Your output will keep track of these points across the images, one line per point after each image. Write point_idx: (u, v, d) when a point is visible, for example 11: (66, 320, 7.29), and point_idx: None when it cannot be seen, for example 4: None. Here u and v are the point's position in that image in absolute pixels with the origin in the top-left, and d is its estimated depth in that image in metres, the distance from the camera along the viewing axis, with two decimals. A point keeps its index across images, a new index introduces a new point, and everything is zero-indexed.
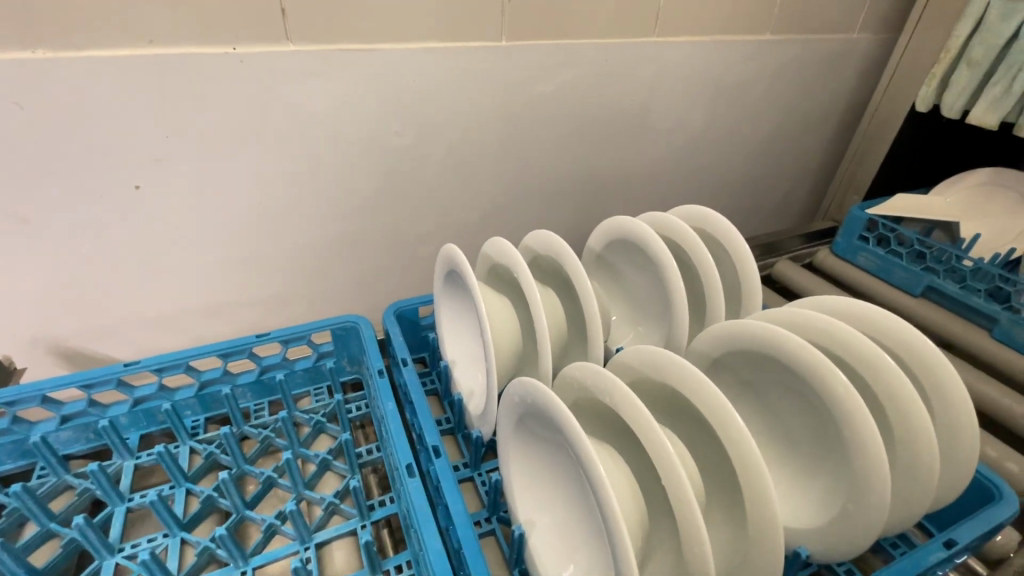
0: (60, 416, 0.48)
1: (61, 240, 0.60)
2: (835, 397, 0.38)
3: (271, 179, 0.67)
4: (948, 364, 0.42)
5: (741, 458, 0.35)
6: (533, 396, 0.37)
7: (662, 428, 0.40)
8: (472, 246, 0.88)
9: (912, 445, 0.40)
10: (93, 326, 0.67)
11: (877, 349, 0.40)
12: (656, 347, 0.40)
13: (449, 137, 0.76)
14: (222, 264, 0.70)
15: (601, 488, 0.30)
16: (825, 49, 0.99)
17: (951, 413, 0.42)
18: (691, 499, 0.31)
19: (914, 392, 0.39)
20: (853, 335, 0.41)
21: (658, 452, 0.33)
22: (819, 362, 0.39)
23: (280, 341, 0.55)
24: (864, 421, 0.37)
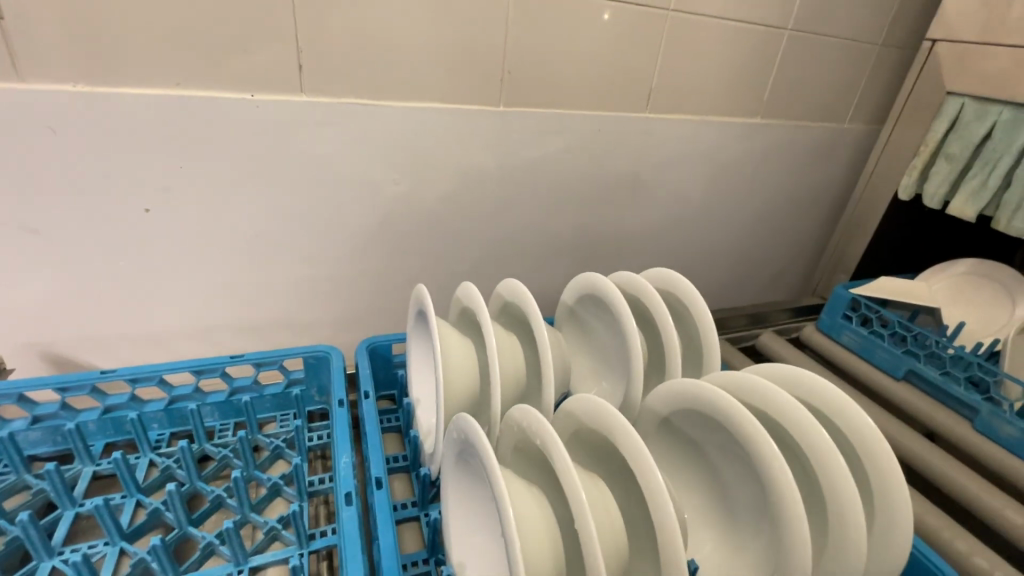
0: (32, 416, 0.50)
1: (69, 252, 0.64)
2: (765, 464, 0.39)
3: (273, 213, 0.72)
4: (886, 444, 0.42)
5: (659, 517, 0.35)
6: (468, 433, 0.38)
7: (597, 478, 0.41)
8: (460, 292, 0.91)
9: (843, 522, 0.39)
10: (87, 336, 0.71)
11: (813, 420, 0.41)
12: (597, 398, 0.41)
13: (446, 189, 0.81)
14: (217, 287, 0.74)
15: (506, 527, 0.31)
16: (813, 136, 1.04)
17: (888, 493, 0.42)
18: (596, 550, 0.32)
19: (845, 466, 0.39)
20: (791, 404, 0.42)
21: (572, 497, 0.34)
22: (750, 427, 0.40)
23: (253, 364, 0.58)
24: (788, 490, 0.37)
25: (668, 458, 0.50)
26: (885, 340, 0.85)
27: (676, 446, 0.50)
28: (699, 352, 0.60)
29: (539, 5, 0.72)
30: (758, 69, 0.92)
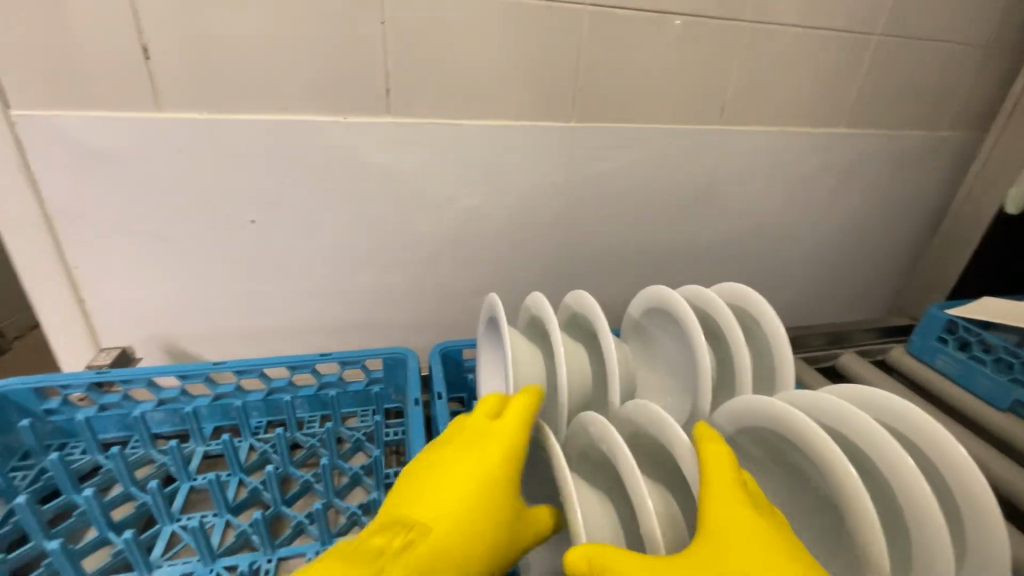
0: (158, 399, 0.58)
1: (189, 257, 0.74)
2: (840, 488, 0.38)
3: (358, 224, 0.78)
4: (981, 474, 0.39)
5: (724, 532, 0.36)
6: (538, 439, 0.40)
7: (660, 484, 0.42)
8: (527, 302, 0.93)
9: (928, 554, 0.37)
10: (198, 331, 0.80)
11: (896, 444, 0.39)
12: (657, 407, 0.42)
13: (516, 202, 0.84)
14: (307, 291, 0.81)
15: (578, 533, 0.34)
16: (904, 146, 0.98)
17: (983, 527, 0.39)
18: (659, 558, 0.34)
19: (928, 492, 0.37)
20: (870, 426, 0.40)
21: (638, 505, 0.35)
22: (824, 448, 0.39)
23: (339, 362, 0.63)
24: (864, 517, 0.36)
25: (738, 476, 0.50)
26: (987, 367, 0.78)
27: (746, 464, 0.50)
28: (772, 369, 0.58)
29: (612, 24, 0.74)
30: (841, 78, 0.88)
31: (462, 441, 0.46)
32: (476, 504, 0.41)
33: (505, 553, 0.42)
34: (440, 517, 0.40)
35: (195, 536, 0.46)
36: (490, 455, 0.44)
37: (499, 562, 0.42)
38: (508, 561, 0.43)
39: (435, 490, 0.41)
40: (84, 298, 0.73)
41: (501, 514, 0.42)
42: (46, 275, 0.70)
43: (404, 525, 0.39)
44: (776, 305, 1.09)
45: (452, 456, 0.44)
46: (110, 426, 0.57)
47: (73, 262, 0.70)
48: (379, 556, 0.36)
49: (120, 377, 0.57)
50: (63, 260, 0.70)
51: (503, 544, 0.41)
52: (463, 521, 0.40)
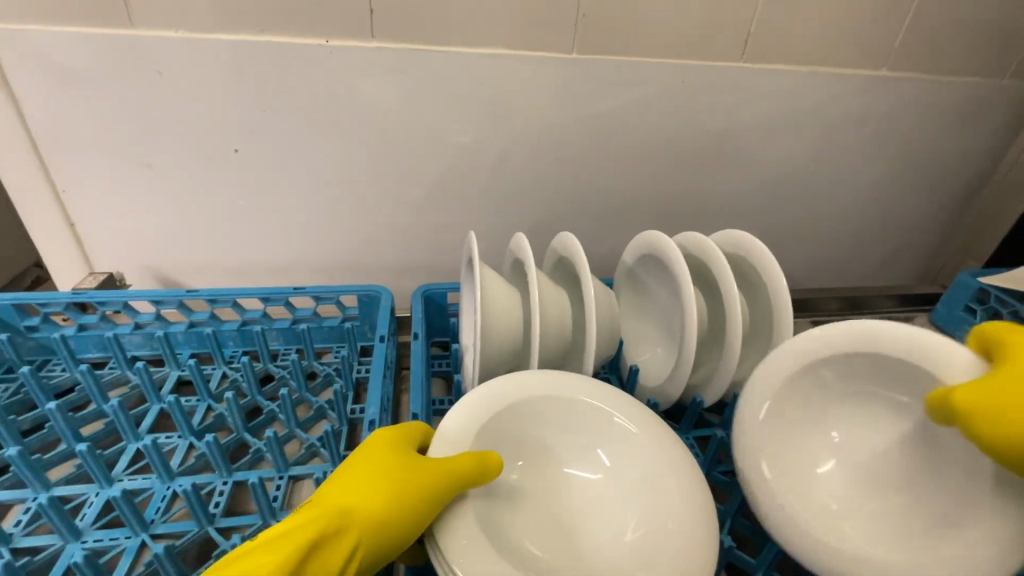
0: (134, 322, 0.59)
1: (173, 184, 0.73)
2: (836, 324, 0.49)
3: (344, 160, 0.75)
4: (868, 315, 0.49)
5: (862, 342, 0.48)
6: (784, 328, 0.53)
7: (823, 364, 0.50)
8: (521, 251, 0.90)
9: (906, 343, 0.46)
10: (187, 261, 0.80)
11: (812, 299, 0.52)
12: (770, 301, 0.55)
13: (510, 140, 0.79)
14: (294, 228, 0.80)
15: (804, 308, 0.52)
16: (958, 93, 0.87)
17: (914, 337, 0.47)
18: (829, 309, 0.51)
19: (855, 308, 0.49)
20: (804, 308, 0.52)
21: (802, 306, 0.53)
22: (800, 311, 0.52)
23: (313, 297, 0.62)
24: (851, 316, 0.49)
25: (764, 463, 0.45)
26: None
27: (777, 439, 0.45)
28: (769, 328, 0.55)
29: None
30: (889, 10, 0.77)
31: (377, 463, 0.43)
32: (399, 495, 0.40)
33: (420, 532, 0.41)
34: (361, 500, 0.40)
35: (149, 452, 0.46)
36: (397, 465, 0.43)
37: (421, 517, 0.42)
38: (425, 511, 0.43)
39: (362, 495, 0.40)
40: (74, 222, 0.74)
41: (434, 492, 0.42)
42: (35, 198, 0.71)
43: (332, 527, 0.38)
44: (793, 267, 1.03)
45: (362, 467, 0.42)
46: (89, 346, 0.59)
47: (60, 184, 0.71)
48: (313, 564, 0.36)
49: (96, 299, 0.57)
50: (51, 182, 0.70)
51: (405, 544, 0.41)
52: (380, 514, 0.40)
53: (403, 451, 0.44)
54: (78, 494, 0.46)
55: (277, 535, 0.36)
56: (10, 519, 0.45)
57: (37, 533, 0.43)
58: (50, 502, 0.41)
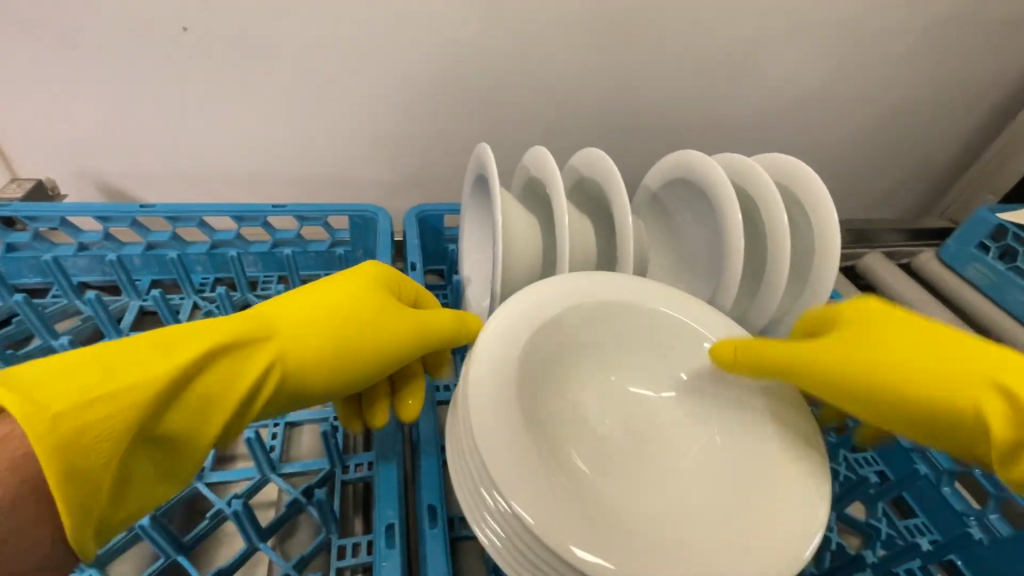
0: (77, 243, 0.49)
1: (106, 70, 0.59)
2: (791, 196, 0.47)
3: (318, 49, 0.62)
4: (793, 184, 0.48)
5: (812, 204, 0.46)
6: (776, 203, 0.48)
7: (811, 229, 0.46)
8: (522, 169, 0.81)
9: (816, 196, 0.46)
10: (132, 168, 0.68)
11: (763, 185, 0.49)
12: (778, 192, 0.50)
13: (519, 34, 0.67)
14: (261, 131, 0.68)
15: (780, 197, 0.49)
16: (1009, 8, 0.79)
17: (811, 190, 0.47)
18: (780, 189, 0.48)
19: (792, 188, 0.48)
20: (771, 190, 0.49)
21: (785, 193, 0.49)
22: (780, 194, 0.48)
23: (296, 217, 0.53)
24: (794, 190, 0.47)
25: (524, 564, 0.26)
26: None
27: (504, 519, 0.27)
28: (808, 268, 0.48)
29: None
30: None
31: (342, 305, 0.36)
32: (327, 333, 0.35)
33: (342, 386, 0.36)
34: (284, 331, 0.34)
35: None
36: (336, 301, 0.37)
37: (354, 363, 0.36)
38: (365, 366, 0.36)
39: (322, 354, 0.34)
40: None
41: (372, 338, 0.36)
42: None
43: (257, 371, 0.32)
44: None
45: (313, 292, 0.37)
46: (22, 271, 0.49)
47: None
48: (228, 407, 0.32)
49: (25, 215, 0.47)
50: None
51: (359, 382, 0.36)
52: (329, 367, 0.35)
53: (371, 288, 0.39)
54: None
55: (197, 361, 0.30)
56: None
57: None
58: None
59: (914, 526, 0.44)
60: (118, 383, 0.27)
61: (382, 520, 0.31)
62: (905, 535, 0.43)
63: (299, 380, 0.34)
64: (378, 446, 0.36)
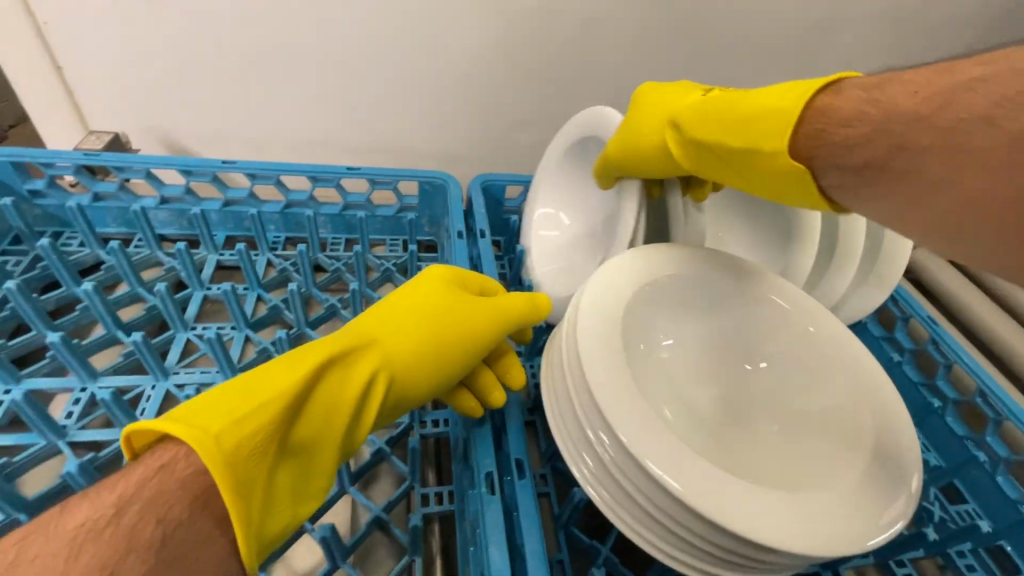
0: (161, 196, 0.50)
1: (181, 25, 0.60)
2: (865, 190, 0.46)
3: (387, 14, 0.62)
4: None
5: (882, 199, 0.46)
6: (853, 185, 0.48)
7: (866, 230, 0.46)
8: None
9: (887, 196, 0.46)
10: (198, 127, 0.69)
11: None
12: None
13: (585, 10, 0.65)
14: (325, 96, 0.68)
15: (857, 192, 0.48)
16: None
17: None
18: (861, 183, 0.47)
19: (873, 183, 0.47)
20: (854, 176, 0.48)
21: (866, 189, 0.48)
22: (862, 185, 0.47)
23: (368, 181, 0.54)
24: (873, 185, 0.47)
25: (627, 493, 0.28)
26: None
27: (608, 456, 0.28)
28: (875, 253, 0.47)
29: None
30: None
31: (432, 313, 0.37)
32: (429, 341, 0.36)
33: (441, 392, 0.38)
34: (388, 342, 0.35)
35: (212, 346, 0.41)
36: (428, 308, 0.38)
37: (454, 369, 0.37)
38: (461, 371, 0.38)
39: (416, 352, 0.36)
40: (63, 67, 0.61)
41: (468, 343, 0.38)
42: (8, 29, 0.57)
43: (365, 376, 0.34)
44: None
45: (402, 301, 0.38)
46: (108, 220, 0.50)
47: (41, 13, 0.57)
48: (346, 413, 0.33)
49: (114, 165, 0.48)
50: (26, 7, 0.56)
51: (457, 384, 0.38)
52: (423, 365, 0.36)
53: (455, 291, 0.40)
54: (134, 387, 0.41)
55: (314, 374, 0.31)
56: (57, 410, 0.40)
57: (92, 427, 0.39)
58: (113, 396, 0.37)
59: (967, 511, 0.45)
60: (254, 399, 0.29)
61: (480, 468, 0.33)
62: (957, 519, 0.45)
63: (400, 380, 0.36)
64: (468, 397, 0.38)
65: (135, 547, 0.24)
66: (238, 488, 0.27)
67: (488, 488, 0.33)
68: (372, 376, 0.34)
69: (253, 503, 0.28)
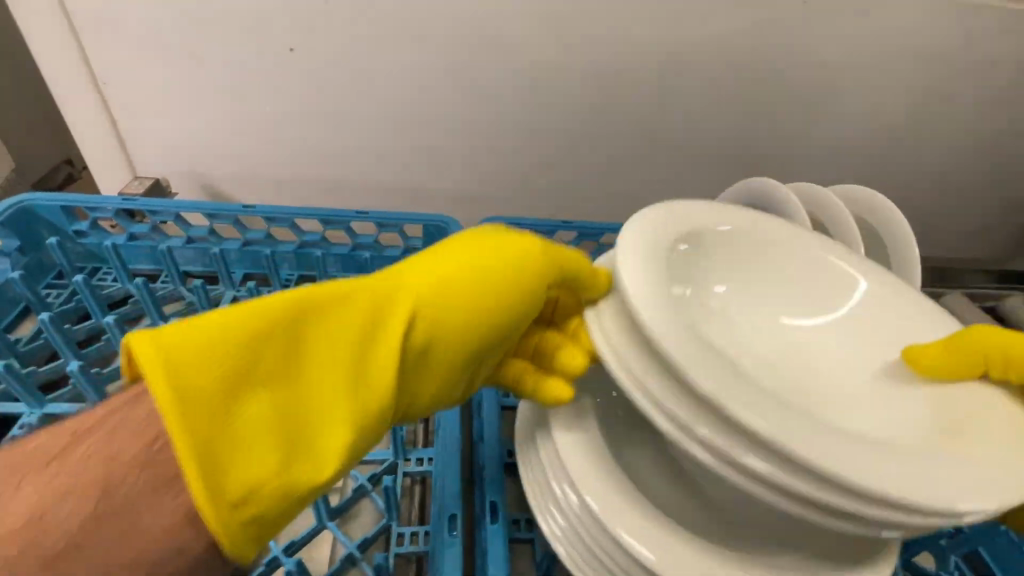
0: (187, 236, 0.55)
1: (220, 82, 0.66)
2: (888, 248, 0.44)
3: (402, 70, 0.66)
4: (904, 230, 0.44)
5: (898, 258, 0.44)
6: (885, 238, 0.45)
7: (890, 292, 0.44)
8: (596, 200, 0.78)
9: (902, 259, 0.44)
10: (230, 172, 0.74)
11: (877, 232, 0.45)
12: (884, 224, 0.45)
13: (593, 65, 0.66)
14: (346, 143, 0.72)
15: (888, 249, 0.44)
16: None
17: (901, 246, 0.44)
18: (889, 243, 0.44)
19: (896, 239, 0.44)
20: (885, 229, 0.45)
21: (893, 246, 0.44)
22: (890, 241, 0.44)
23: (375, 223, 0.57)
24: (899, 244, 0.44)
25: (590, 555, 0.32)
26: None
27: (573, 510, 0.33)
28: None
29: None
30: None
31: (453, 262, 0.34)
32: (438, 276, 0.34)
33: (470, 344, 0.34)
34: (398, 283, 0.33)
35: None
36: (448, 259, 0.35)
37: (467, 322, 0.33)
38: (478, 353, 0.34)
39: (442, 285, 0.33)
40: (117, 118, 0.68)
41: (483, 298, 0.34)
42: (75, 89, 0.65)
43: (376, 300, 0.32)
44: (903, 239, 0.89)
45: (428, 252, 0.36)
46: (140, 258, 0.55)
47: (101, 74, 0.65)
48: (365, 335, 0.31)
49: (148, 208, 0.53)
50: (91, 69, 0.64)
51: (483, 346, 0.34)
52: (456, 305, 0.33)
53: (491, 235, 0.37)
54: None
55: (325, 303, 0.31)
56: None
57: None
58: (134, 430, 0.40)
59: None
60: (243, 327, 0.28)
61: (445, 511, 0.34)
62: None
63: (431, 312, 0.33)
64: (444, 430, 0.39)
65: (138, 471, 0.26)
66: (202, 434, 0.25)
67: (451, 531, 0.33)
68: (386, 305, 0.32)
69: (244, 423, 0.26)
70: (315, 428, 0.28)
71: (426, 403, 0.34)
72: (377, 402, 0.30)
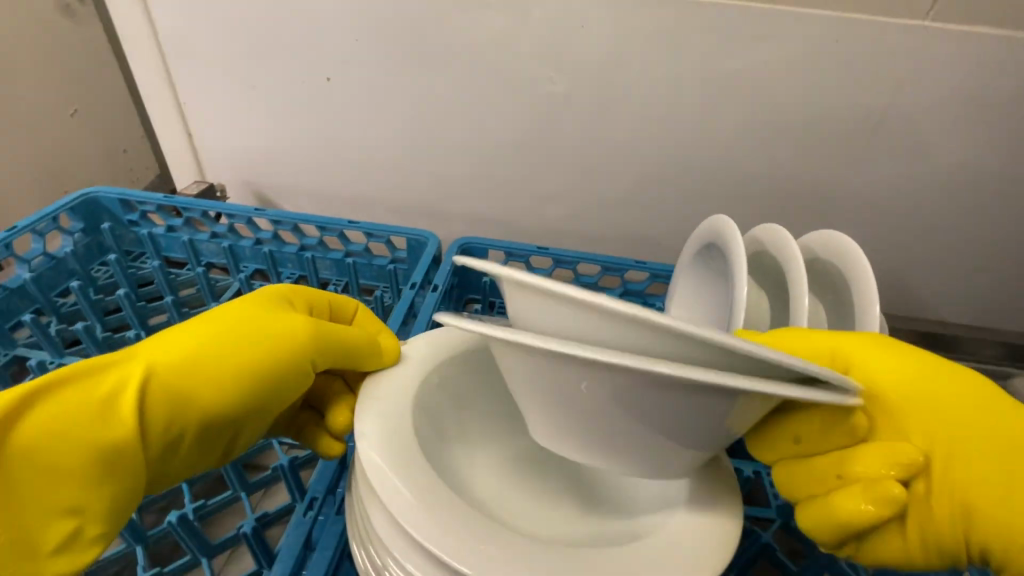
0: (210, 231, 0.63)
1: (268, 108, 0.71)
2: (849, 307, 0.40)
3: (430, 102, 0.66)
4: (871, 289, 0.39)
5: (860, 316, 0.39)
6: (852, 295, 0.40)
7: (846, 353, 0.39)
8: (622, 243, 0.72)
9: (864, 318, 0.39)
10: (275, 186, 0.78)
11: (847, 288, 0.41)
12: (857, 279, 0.41)
13: (624, 103, 0.61)
14: (374, 170, 0.73)
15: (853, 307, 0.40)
16: None
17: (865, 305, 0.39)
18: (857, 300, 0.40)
19: (864, 296, 0.39)
20: (855, 285, 0.40)
21: (860, 305, 0.40)
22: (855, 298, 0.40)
23: (366, 233, 0.61)
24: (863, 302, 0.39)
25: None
26: None
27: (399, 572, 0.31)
28: None
29: None
30: None
31: (225, 334, 0.35)
32: (204, 352, 0.34)
33: (224, 419, 0.35)
34: (159, 355, 0.33)
35: None
36: (216, 330, 0.35)
37: (227, 399, 0.34)
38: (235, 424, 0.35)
39: (195, 361, 0.33)
40: (192, 132, 0.76)
41: (242, 373, 0.35)
42: (160, 99, 0.74)
43: (119, 378, 0.31)
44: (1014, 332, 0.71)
45: (205, 317, 0.36)
46: (176, 247, 0.64)
47: (182, 94, 0.73)
48: (101, 419, 0.30)
49: (181, 206, 0.62)
50: (173, 89, 0.72)
51: (240, 416, 0.35)
52: (211, 384, 0.34)
53: (259, 305, 0.38)
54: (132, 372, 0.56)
55: (71, 381, 0.30)
56: None
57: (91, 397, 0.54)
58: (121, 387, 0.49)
59: None
60: None
61: (309, 493, 0.40)
62: None
63: (176, 388, 0.32)
64: None
65: None
66: None
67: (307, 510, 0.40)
68: (126, 381, 0.31)
69: None
70: (52, 523, 0.28)
71: (174, 477, 0.35)
72: (121, 489, 0.30)
